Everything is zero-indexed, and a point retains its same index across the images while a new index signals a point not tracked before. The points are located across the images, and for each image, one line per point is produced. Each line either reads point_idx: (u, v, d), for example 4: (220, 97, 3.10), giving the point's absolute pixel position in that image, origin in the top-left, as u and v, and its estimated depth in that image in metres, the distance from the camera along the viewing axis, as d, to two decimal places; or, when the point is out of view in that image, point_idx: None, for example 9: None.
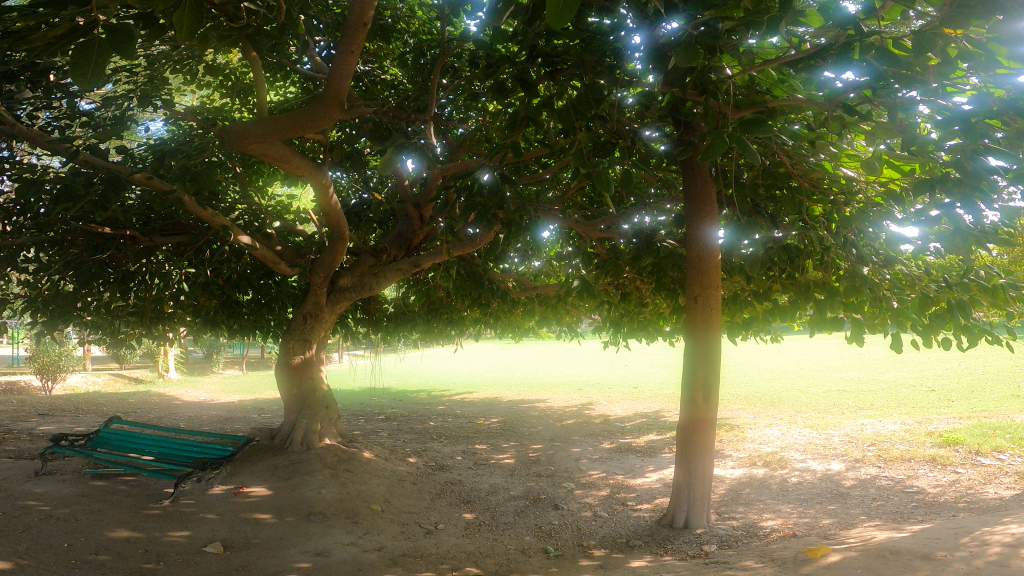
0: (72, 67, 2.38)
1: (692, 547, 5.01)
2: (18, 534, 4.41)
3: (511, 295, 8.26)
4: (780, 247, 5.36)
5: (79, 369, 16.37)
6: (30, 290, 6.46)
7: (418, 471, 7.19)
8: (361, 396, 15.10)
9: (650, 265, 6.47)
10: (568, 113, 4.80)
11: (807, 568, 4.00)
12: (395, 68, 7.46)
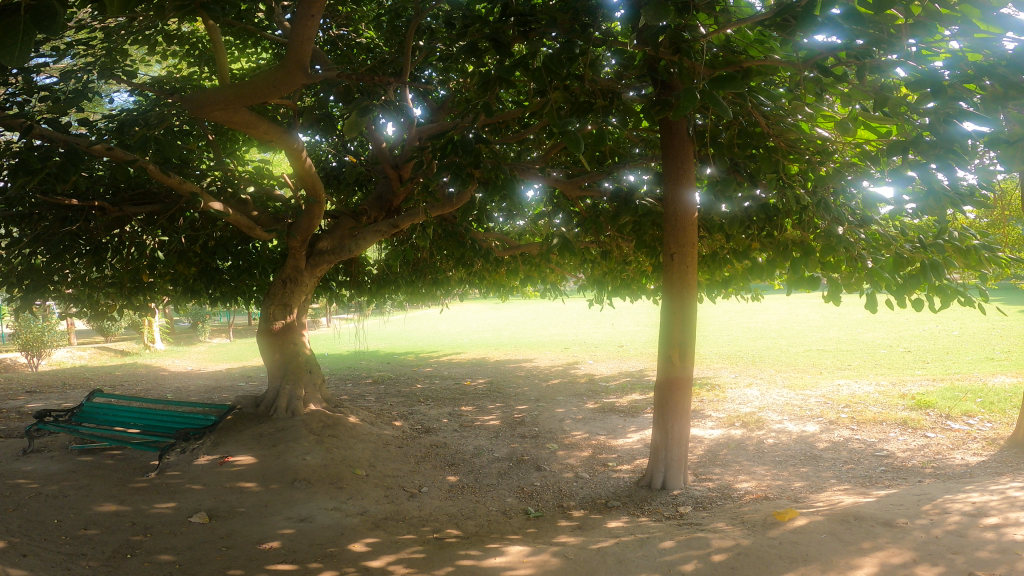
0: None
1: (668, 509, 5.15)
2: (7, 512, 4.52)
3: (494, 255, 8.21)
4: (759, 206, 5.28)
5: (66, 344, 16.44)
6: (5, 266, 6.49)
7: (403, 435, 7.32)
8: (349, 361, 15.24)
9: (630, 224, 6.39)
10: (541, 73, 4.61)
11: (774, 532, 4.13)
12: (371, 31, 7.22)
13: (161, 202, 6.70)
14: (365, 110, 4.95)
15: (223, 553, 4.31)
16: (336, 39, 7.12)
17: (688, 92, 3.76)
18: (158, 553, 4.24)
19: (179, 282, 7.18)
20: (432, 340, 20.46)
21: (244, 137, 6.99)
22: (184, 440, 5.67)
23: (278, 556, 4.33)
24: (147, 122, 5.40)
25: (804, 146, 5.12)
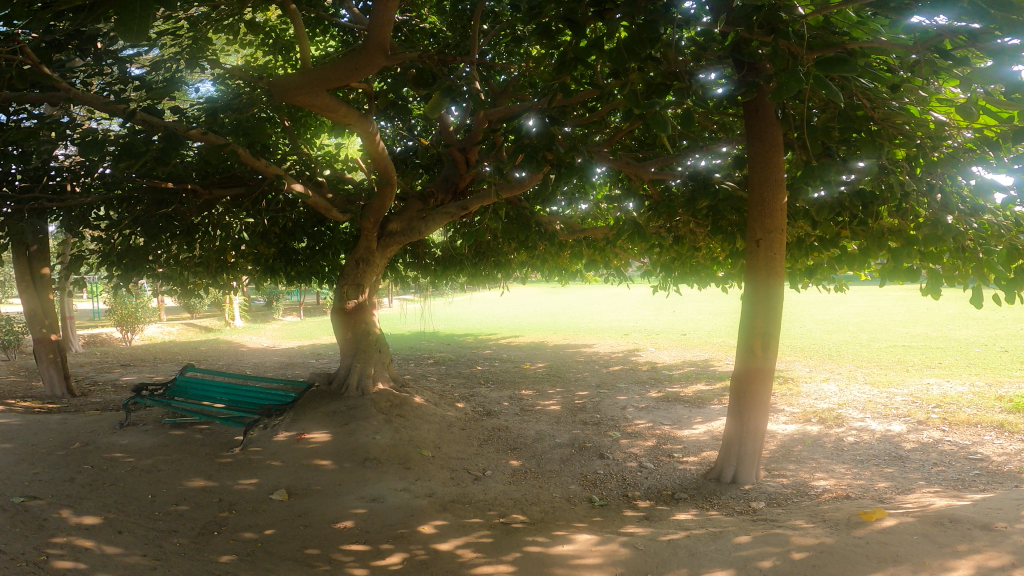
0: (116, 24, 1.77)
1: (739, 504, 5.03)
2: (106, 486, 5.10)
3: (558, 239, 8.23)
4: (854, 193, 4.97)
5: (155, 320, 17.46)
6: (104, 247, 6.91)
7: (466, 416, 7.39)
8: (410, 340, 15.61)
9: (707, 209, 6.23)
10: (620, 55, 4.45)
11: (860, 531, 3.97)
12: (433, 16, 7.08)
13: (245, 185, 6.98)
14: (449, 90, 4.85)
15: (298, 533, 4.50)
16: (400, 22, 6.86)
17: (789, 72, 3.55)
18: (241, 531, 4.53)
19: (260, 262, 7.42)
20: (489, 321, 20.63)
21: (317, 122, 7.08)
22: (266, 416, 6.09)
23: (350, 536, 4.45)
24: (236, 110, 5.69)
25: (912, 131, 4.86)
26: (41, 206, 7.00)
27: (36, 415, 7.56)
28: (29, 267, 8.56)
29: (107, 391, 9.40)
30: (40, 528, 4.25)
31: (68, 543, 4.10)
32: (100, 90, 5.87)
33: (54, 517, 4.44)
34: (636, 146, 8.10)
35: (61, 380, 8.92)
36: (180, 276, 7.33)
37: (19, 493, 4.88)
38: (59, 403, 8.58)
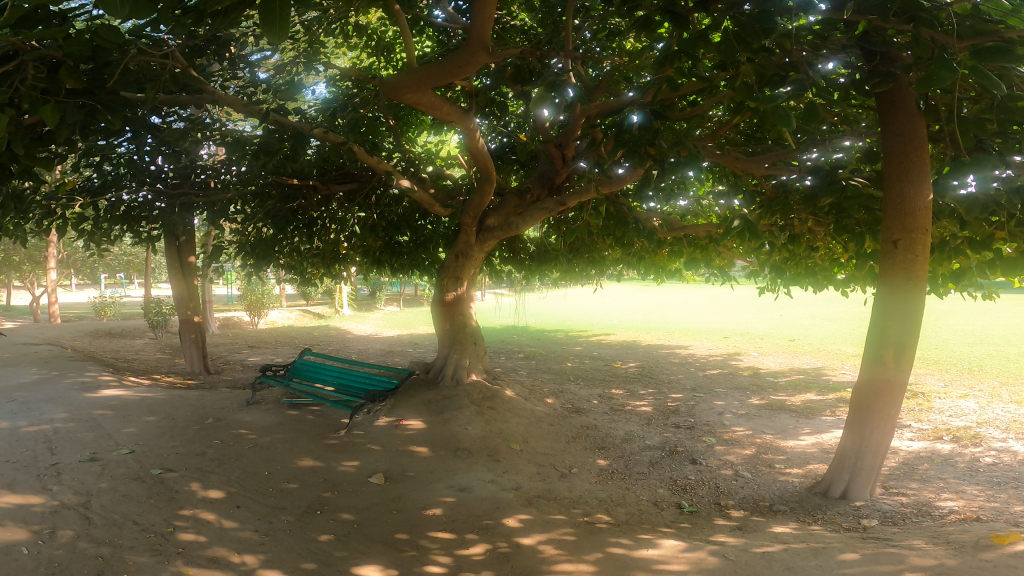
0: (264, 26, 2.28)
1: (848, 520, 4.79)
2: (231, 461, 5.66)
3: (658, 236, 8.12)
4: (1012, 191, 4.47)
5: (276, 306, 18.87)
6: (241, 238, 7.74)
7: (555, 412, 7.43)
8: (503, 334, 15.90)
9: (830, 206, 5.94)
10: (730, 45, 4.27)
11: (988, 555, 3.60)
12: (523, 12, 6.57)
13: (358, 181, 7.28)
14: (553, 85, 4.81)
15: (392, 516, 4.71)
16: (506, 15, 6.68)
17: (940, 61, 3.36)
18: (340, 511, 4.80)
19: (368, 254, 7.80)
20: (584, 319, 20.58)
21: (418, 120, 7.30)
22: (371, 402, 6.33)
23: (438, 523, 4.61)
24: (348, 109, 5.98)
25: None
26: (189, 200, 7.82)
27: (176, 390, 8.46)
28: (178, 256, 9.38)
29: (235, 369, 10.34)
30: (174, 501, 4.90)
31: (194, 516, 4.68)
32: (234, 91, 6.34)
33: (186, 490, 5.08)
34: (743, 140, 7.81)
35: (199, 358, 9.79)
36: (300, 266, 7.87)
37: (161, 465, 5.58)
38: (197, 379, 9.47)
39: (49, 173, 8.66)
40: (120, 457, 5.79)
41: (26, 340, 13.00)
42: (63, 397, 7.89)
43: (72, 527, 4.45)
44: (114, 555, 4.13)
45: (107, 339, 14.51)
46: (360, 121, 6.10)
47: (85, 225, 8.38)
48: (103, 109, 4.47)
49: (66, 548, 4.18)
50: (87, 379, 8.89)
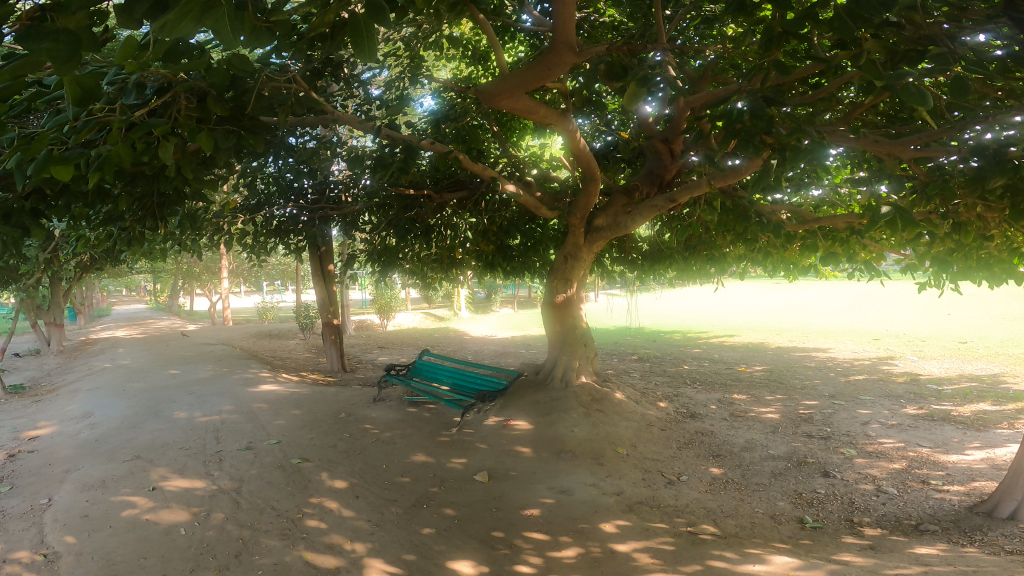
0: (352, 46, 2.73)
1: (1013, 544, 4.14)
2: (356, 454, 6.11)
3: (787, 230, 7.46)
4: None
5: (410, 312, 20.11)
6: (370, 245, 8.49)
7: (667, 417, 7.24)
8: (625, 338, 15.67)
9: (1001, 187, 5.11)
10: (844, 22, 3.66)
11: None
12: (612, 8, 6.44)
13: (468, 188, 7.55)
14: (645, 79, 4.62)
15: (491, 514, 4.80)
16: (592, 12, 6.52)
17: None
18: (444, 506, 4.97)
19: (482, 258, 7.95)
20: (717, 321, 19.69)
21: (521, 124, 7.43)
22: (481, 401, 6.64)
23: (535, 524, 4.63)
24: (453, 118, 6.24)
25: None
26: (326, 213, 8.59)
27: (318, 386, 9.33)
28: (319, 264, 10.29)
29: (367, 368, 11.18)
30: (305, 490, 5.37)
31: (320, 504, 5.08)
32: (353, 110, 6.71)
33: (317, 480, 5.55)
34: (883, 121, 7.00)
35: (337, 357, 10.68)
36: (421, 271, 8.52)
37: (299, 455, 6.16)
38: (337, 377, 10.33)
39: (217, 195, 9.91)
40: (268, 446, 6.48)
41: (203, 341, 14.97)
42: (230, 390, 9.00)
43: (222, 511, 5.01)
44: (252, 538, 4.56)
45: (267, 340, 16.31)
46: (466, 129, 6.27)
47: (246, 239, 9.49)
48: (246, 135, 4.98)
49: (215, 530, 4.70)
50: (250, 375, 10.05)
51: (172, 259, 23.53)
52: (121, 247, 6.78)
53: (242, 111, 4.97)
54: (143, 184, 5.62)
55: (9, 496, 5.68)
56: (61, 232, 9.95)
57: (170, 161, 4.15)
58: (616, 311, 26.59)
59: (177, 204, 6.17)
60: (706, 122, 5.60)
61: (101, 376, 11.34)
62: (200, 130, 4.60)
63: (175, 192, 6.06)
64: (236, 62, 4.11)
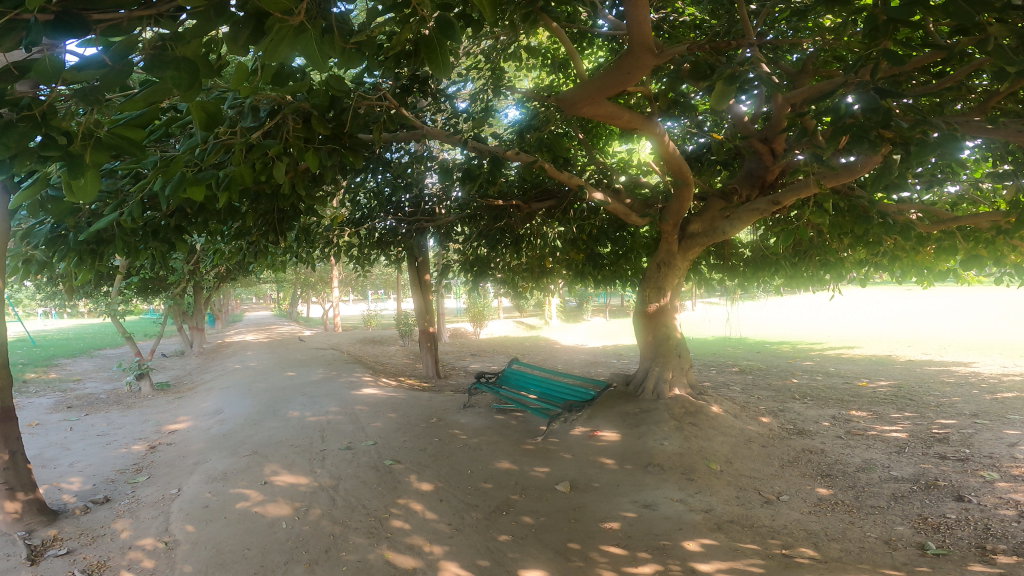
0: (432, 66, 2.70)
1: None
2: (443, 458, 6.26)
3: (916, 233, 6.71)
4: None
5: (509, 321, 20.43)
6: (462, 255, 8.91)
7: (770, 433, 6.79)
8: (731, 350, 14.96)
9: None
10: (960, 7, 3.06)
11: None
12: (691, 5, 6.22)
13: (555, 197, 7.48)
14: (733, 76, 4.15)
15: (569, 525, 4.72)
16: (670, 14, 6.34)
17: None
18: (523, 514, 4.96)
19: (572, 267, 8.17)
20: (837, 331, 18.23)
21: (607, 131, 7.40)
22: (567, 411, 6.64)
23: (613, 537, 4.48)
24: (536, 128, 6.29)
25: None
26: (422, 225, 8.92)
27: (415, 391, 9.66)
28: (417, 274, 10.69)
29: (461, 374, 11.47)
30: (394, 490, 5.56)
31: (406, 505, 5.24)
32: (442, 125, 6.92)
33: (405, 481, 5.73)
34: None
35: (432, 363, 11.04)
36: (512, 282, 8.81)
37: (392, 457, 6.41)
38: (433, 382, 10.66)
39: (327, 209, 10.58)
40: (366, 447, 6.80)
41: (316, 345, 16.04)
42: (336, 392, 9.56)
43: (320, 506, 5.28)
44: (341, 534, 4.76)
45: (370, 345, 17.17)
46: (550, 138, 6.30)
47: (352, 251, 10.04)
48: (346, 152, 5.17)
49: (311, 524, 4.94)
50: (355, 378, 10.63)
51: (292, 269, 25.46)
52: (249, 260, 7.31)
53: (342, 130, 5.15)
54: (266, 202, 6.01)
55: (147, 485, 6.32)
56: (199, 246, 11.06)
57: (284, 181, 4.31)
58: (725, 321, 25.41)
59: (295, 219, 6.54)
60: (811, 119, 5.15)
61: (231, 376, 12.45)
62: (308, 149, 4.72)
63: (292, 207, 6.45)
64: (332, 82, 4.10)
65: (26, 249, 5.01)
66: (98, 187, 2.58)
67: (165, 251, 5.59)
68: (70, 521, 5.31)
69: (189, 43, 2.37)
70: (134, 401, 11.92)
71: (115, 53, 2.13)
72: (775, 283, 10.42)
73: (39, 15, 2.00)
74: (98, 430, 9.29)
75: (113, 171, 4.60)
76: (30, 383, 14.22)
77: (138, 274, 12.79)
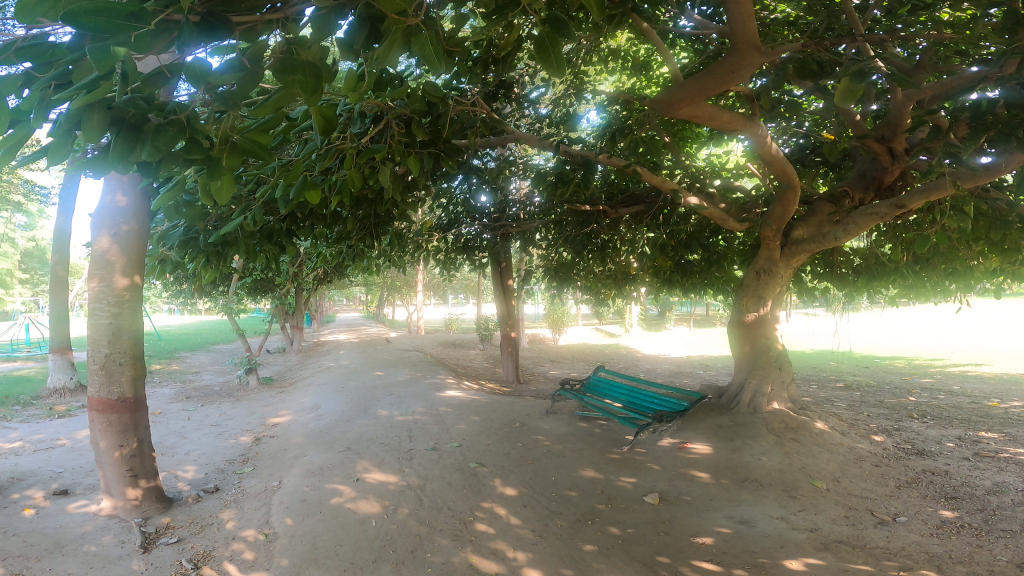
0: (546, 69, 2.64)
1: None
2: (528, 463, 6.23)
3: None
4: None
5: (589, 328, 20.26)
6: (546, 262, 8.96)
7: (885, 452, 6.29)
8: (829, 365, 14.21)
9: None
10: None
11: None
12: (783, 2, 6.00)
13: (643, 202, 7.35)
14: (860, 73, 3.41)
15: (659, 538, 4.57)
16: (762, 12, 6.13)
17: None
18: (609, 525, 4.85)
19: (659, 274, 7.96)
20: (958, 348, 16.80)
21: (693, 134, 7.28)
22: (658, 421, 6.54)
23: (706, 553, 4.29)
24: (624, 131, 6.22)
25: None
26: (506, 230, 8.96)
27: (497, 395, 9.64)
28: (500, 278, 10.73)
29: (540, 380, 11.43)
30: (479, 493, 5.57)
31: (491, 509, 5.23)
32: (527, 131, 6.98)
33: (490, 485, 5.73)
34: None
35: (513, 368, 11.07)
36: (595, 288, 8.67)
37: (476, 459, 6.44)
38: (514, 387, 10.68)
39: (416, 214, 10.84)
40: (451, 448, 6.87)
41: (401, 347, 16.46)
42: (422, 393, 9.73)
43: (407, 506, 5.34)
44: (427, 535, 4.79)
45: (453, 349, 17.40)
46: (640, 141, 6.21)
47: (438, 255, 10.22)
48: (444, 156, 5.20)
49: (399, 524, 5.00)
50: (438, 380, 10.80)
51: (378, 274, 26.44)
52: (346, 264, 7.58)
53: (439, 136, 5.21)
54: (366, 208, 6.17)
55: (251, 476, 6.61)
56: (301, 248, 11.67)
57: (390, 185, 4.35)
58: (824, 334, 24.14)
59: (391, 224, 6.72)
60: (939, 116, 4.78)
61: (325, 374, 12.95)
62: (410, 153, 4.78)
63: (387, 212, 6.63)
64: (429, 89, 4.16)
65: (163, 251, 5.44)
66: (232, 190, 2.71)
67: (277, 253, 5.86)
68: (182, 510, 5.60)
69: (311, 46, 2.37)
70: (241, 394, 12.64)
71: (251, 56, 2.20)
72: (885, 295, 9.78)
73: (192, 16, 2.01)
74: (210, 419, 9.90)
75: (241, 177, 4.89)
76: (154, 373, 15.48)
77: (245, 278, 13.72)
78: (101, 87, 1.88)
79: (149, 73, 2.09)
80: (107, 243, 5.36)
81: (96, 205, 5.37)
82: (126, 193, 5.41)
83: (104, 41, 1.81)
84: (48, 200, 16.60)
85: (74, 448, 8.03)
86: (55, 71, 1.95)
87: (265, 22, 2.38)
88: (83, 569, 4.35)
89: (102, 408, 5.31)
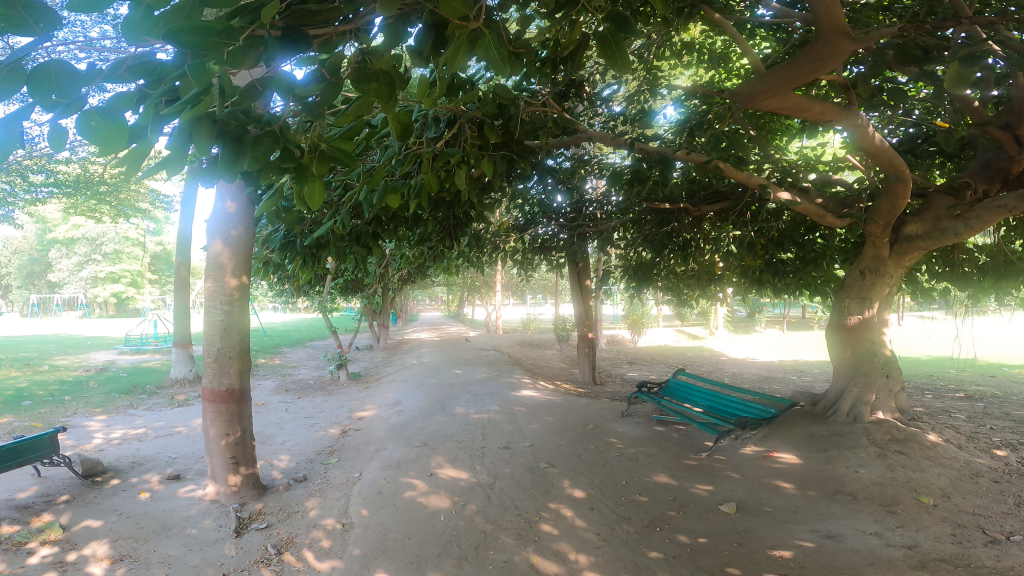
0: (609, 64, 2.59)
1: None
2: (601, 465, 6.15)
3: None
4: None
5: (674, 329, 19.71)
6: (626, 262, 8.80)
7: (1008, 467, 5.64)
8: (942, 373, 13.02)
9: None
10: None
11: None
12: None
13: (728, 199, 7.06)
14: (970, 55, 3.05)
15: (730, 549, 4.37)
16: None
17: None
18: (678, 533, 4.70)
19: (747, 274, 7.61)
20: None
21: (783, 125, 6.93)
22: (742, 428, 6.26)
23: (782, 566, 4.05)
24: (703, 125, 6.01)
25: None
26: (582, 230, 8.90)
27: (573, 396, 9.60)
28: (578, 278, 10.69)
29: (619, 382, 11.25)
30: (547, 494, 5.56)
31: (557, 510, 5.21)
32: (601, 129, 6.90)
33: (559, 486, 5.70)
34: None
35: (590, 369, 10.98)
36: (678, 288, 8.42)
37: (548, 460, 6.44)
38: (591, 388, 10.60)
39: (497, 215, 10.98)
40: (523, 447, 6.91)
41: (483, 346, 16.73)
42: (499, 392, 9.85)
43: (476, 503, 5.43)
44: (492, 533, 4.84)
45: (533, 349, 17.50)
46: (722, 134, 5.98)
47: (517, 256, 10.30)
48: (517, 157, 5.21)
49: (467, 520, 5.08)
50: (516, 379, 10.89)
51: (463, 275, 27.06)
52: (427, 265, 7.81)
53: (512, 137, 5.25)
54: (445, 211, 6.33)
55: (336, 467, 6.96)
56: (388, 250, 12.13)
57: (465, 187, 4.44)
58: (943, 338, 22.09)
59: (468, 225, 6.84)
60: None
61: (411, 371, 13.40)
62: (484, 156, 4.85)
63: (464, 214, 6.76)
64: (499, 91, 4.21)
65: (266, 252, 5.87)
66: (321, 195, 2.87)
67: (361, 255, 6.14)
68: (274, 497, 5.98)
69: (383, 54, 2.45)
70: (334, 388, 13.34)
71: (329, 67, 2.33)
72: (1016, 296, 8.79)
73: (275, 31, 2.17)
74: (305, 412, 10.51)
75: (329, 183, 5.16)
76: (260, 368, 16.67)
77: (338, 279, 14.48)
78: (204, 102, 2.06)
79: (244, 86, 2.26)
80: (219, 246, 5.84)
81: (212, 212, 5.87)
82: (234, 200, 5.85)
83: (201, 58, 1.97)
84: (170, 208, 18.32)
85: (188, 436, 8.80)
86: (163, 88, 2.15)
87: (340, 33, 2.52)
88: (182, 550, 4.75)
89: (214, 398, 5.78)
